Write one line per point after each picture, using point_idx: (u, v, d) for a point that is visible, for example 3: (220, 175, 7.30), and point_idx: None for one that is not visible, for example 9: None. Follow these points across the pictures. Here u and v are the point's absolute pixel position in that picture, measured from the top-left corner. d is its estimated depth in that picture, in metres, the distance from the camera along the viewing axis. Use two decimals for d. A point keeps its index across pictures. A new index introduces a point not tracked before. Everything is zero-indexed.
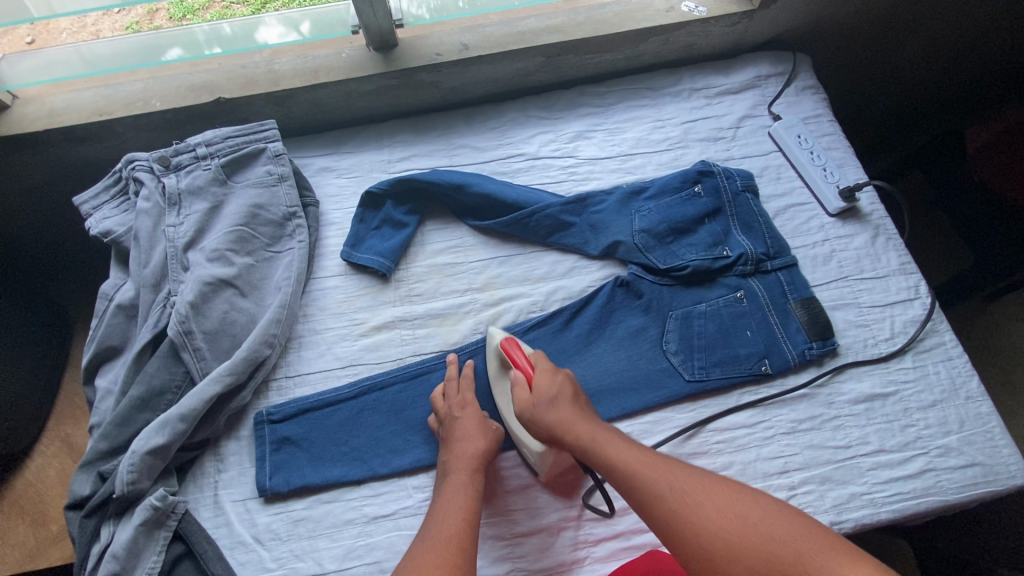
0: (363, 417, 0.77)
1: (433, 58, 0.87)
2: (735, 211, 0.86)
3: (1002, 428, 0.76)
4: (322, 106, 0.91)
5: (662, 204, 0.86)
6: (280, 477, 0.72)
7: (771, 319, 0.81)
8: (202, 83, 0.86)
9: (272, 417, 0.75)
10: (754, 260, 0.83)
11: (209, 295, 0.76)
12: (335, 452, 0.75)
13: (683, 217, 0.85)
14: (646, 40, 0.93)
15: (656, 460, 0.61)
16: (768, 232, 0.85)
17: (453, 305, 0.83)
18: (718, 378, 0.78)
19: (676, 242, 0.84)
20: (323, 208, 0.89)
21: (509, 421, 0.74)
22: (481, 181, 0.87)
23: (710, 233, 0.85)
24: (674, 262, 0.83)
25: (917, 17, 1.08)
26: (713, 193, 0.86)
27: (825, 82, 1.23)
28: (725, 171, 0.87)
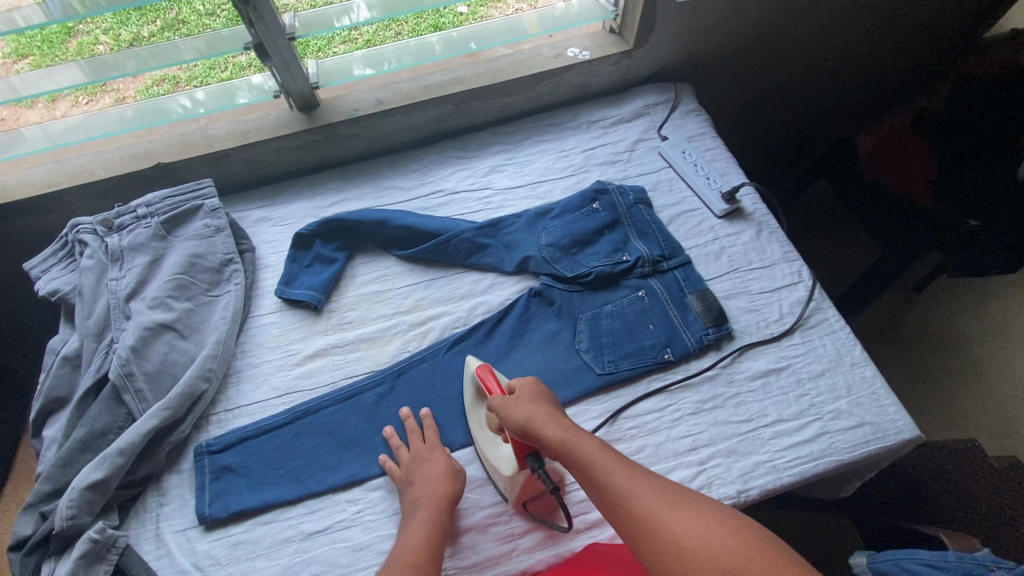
0: (299, 439, 0.81)
1: (351, 113, 0.99)
2: (630, 221, 0.96)
3: (888, 389, 0.83)
4: (256, 163, 1.01)
5: (566, 220, 0.96)
6: (219, 504, 0.76)
7: (670, 312, 0.89)
8: (143, 152, 0.96)
9: (211, 448, 0.80)
10: (651, 262, 0.93)
11: (149, 339, 0.82)
12: (273, 475, 0.79)
13: (584, 230, 0.95)
14: (541, 83, 1.06)
15: (640, 474, 0.62)
16: (662, 236, 0.95)
17: (382, 328, 0.90)
18: (627, 369, 0.85)
19: (579, 253, 0.93)
20: (260, 253, 0.97)
21: (483, 440, 0.78)
22: (400, 215, 0.96)
23: (610, 242, 0.95)
24: (579, 270, 0.92)
25: (788, 56, 1.23)
26: (610, 207, 0.97)
27: (720, 123, 1.39)
28: (618, 187, 0.98)
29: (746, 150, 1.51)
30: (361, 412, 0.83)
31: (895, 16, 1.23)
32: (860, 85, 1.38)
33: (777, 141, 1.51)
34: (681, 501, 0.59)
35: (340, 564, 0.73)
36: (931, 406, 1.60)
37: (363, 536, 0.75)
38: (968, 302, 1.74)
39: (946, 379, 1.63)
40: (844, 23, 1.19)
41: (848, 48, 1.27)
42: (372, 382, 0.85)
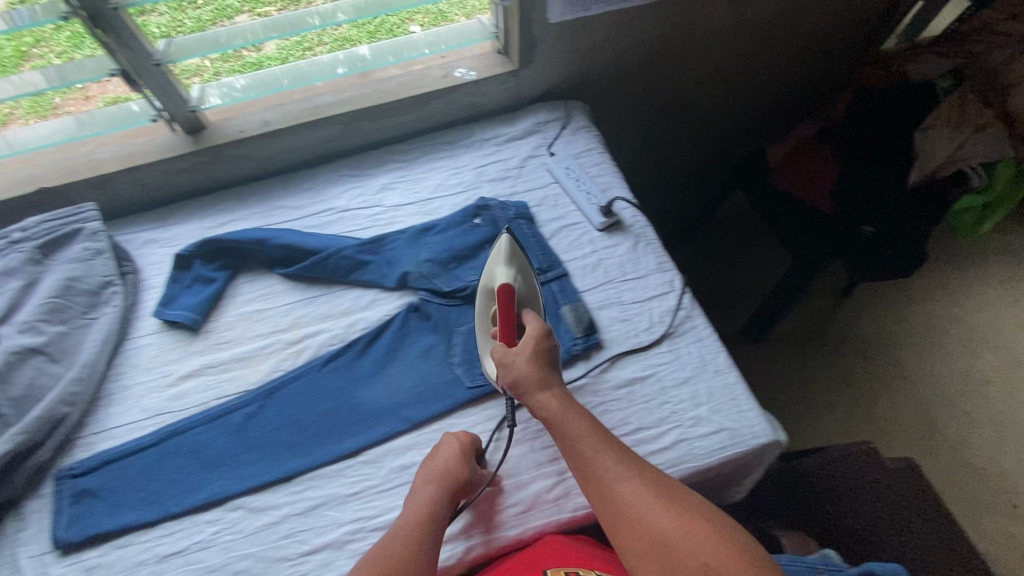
0: (164, 460, 0.81)
1: (236, 134, 1.01)
2: (511, 236, 0.99)
3: (749, 394, 0.85)
4: (144, 186, 1.02)
5: (447, 236, 0.98)
6: (75, 528, 0.76)
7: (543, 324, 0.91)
8: (26, 177, 0.97)
9: (73, 472, 0.80)
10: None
11: (15, 364, 0.82)
12: (134, 497, 0.79)
13: (464, 245, 0.96)
14: (431, 102, 1.08)
15: (629, 461, 0.68)
16: (540, 250, 0.98)
17: (258, 347, 0.90)
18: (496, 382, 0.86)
19: (458, 267, 0.95)
20: (144, 275, 0.98)
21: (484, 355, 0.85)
22: (282, 234, 0.97)
23: (490, 256, 0.96)
24: (456, 284, 0.93)
25: (683, 73, 1.25)
26: (491, 223, 0.99)
27: (628, 144, 1.40)
28: (500, 203, 1.01)
29: (664, 169, 1.54)
30: (228, 431, 0.83)
31: (787, 35, 1.28)
32: (762, 100, 1.43)
33: (693, 158, 1.54)
34: (668, 492, 0.64)
35: None
36: (858, 409, 1.60)
37: (217, 557, 0.75)
38: (893, 305, 1.76)
39: (873, 381, 1.64)
40: (734, 38, 1.22)
41: (746, 67, 1.31)
42: (242, 402, 0.85)
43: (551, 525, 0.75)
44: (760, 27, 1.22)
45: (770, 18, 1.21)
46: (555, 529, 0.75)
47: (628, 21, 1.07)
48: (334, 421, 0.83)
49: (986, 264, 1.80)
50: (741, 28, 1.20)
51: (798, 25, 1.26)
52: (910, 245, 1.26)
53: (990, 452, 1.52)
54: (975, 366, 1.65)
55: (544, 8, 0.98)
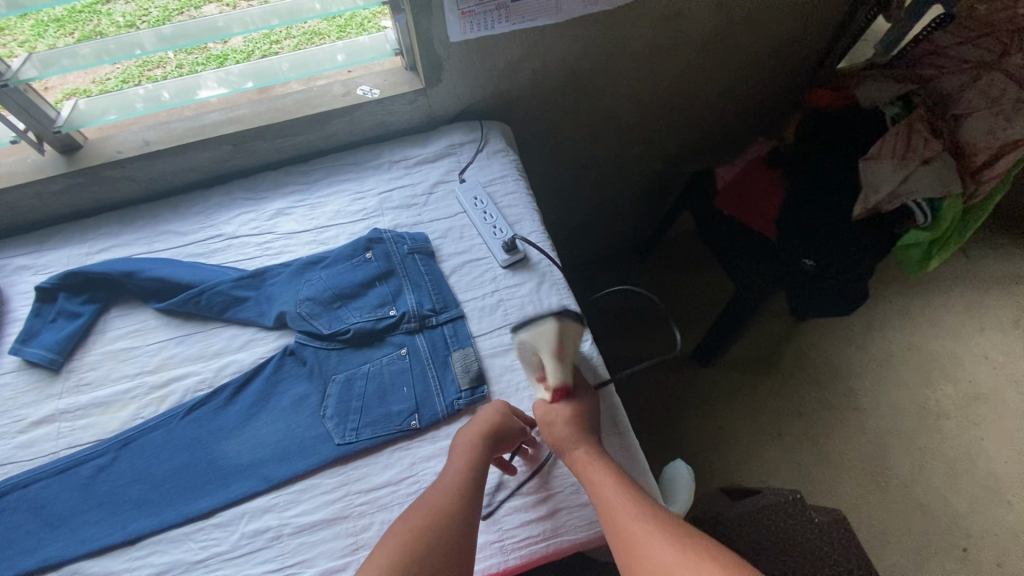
0: (2, 517, 0.75)
1: (114, 155, 0.93)
2: (405, 272, 0.91)
3: (640, 459, 0.79)
4: (16, 208, 0.95)
5: (334, 271, 0.91)
6: None
7: (429, 372, 0.84)
8: None
9: None
10: (417, 317, 0.87)
11: None
12: None
13: (351, 282, 0.90)
14: (331, 121, 1.01)
15: (646, 507, 0.66)
16: (435, 288, 0.91)
17: (119, 391, 0.84)
18: (368, 438, 0.79)
19: (342, 307, 0.88)
20: (10, 306, 0.91)
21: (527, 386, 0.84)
22: (158, 266, 0.90)
23: (379, 295, 0.89)
24: (337, 326, 0.86)
25: (613, 93, 1.17)
26: (384, 257, 0.92)
27: (564, 165, 1.32)
28: (395, 236, 0.94)
29: (610, 189, 1.46)
30: (74, 486, 0.77)
31: (732, 52, 1.19)
32: (711, 118, 1.35)
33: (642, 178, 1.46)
34: (683, 537, 0.62)
35: None
36: (805, 443, 1.52)
37: None
38: (852, 330, 1.68)
39: (823, 414, 1.56)
40: (666, 59, 1.14)
41: (689, 84, 1.23)
42: (93, 454, 0.79)
43: None
44: (700, 46, 1.14)
45: (707, 37, 1.13)
46: None
47: (544, 39, 0.99)
48: (189, 477, 0.77)
49: (951, 291, 1.72)
50: (674, 49, 1.12)
51: (742, 42, 1.18)
52: (852, 284, 1.19)
53: (943, 492, 1.44)
54: (932, 399, 1.56)
55: (443, 26, 0.90)
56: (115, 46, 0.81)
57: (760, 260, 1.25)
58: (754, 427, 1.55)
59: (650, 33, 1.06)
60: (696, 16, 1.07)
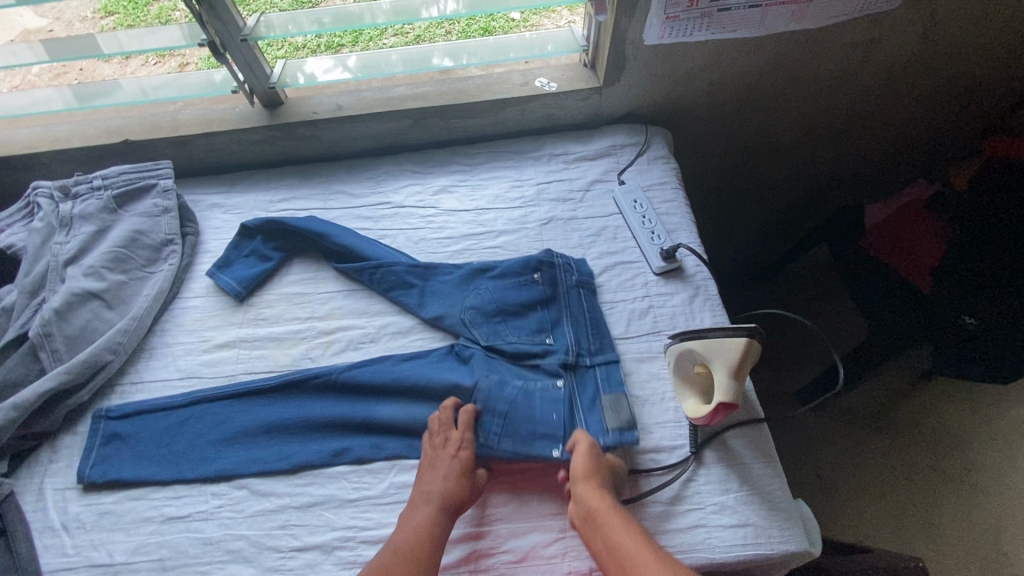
0: (188, 426, 0.84)
1: (310, 115, 1.01)
2: (566, 302, 0.91)
3: (786, 492, 0.77)
4: (218, 151, 1.05)
5: (500, 285, 0.93)
6: (98, 469, 0.80)
7: (576, 413, 0.82)
8: (116, 127, 1.02)
9: (109, 414, 0.84)
10: (573, 354, 0.85)
11: (75, 305, 0.88)
12: (155, 453, 0.82)
13: (514, 301, 0.91)
14: (506, 109, 1.04)
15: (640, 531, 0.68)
16: (593, 324, 0.89)
17: (291, 331, 0.91)
18: (509, 449, 0.78)
19: (503, 323, 0.90)
20: (203, 238, 1.01)
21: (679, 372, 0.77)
22: (344, 233, 0.98)
23: (539, 320, 0.90)
24: (496, 341, 0.88)
25: (781, 114, 1.14)
26: (549, 282, 0.92)
27: (708, 179, 1.31)
28: (565, 263, 0.93)
29: (742, 211, 1.42)
30: (250, 413, 0.85)
31: (914, 89, 1.13)
32: (872, 151, 1.28)
33: (779, 206, 1.41)
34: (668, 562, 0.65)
35: (188, 553, 0.75)
36: (912, 510, 1.40)
37: (215, 532, 0.77)
38: (984, 400, 1.55)
39: (938, 485, 1.43)
40: (844, 87, 1.10)
41: (857, 116, 1.18)
42: (266, 386, 0.86)
43: None
44: (881, 78, 1.09)
45: (895, 69, 1.08)
46: None
47: (732, 51, 0.98)
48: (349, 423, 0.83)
49: None
50: (855, 77, 1.08)
51: (929, 78, 1.11)
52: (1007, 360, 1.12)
53: None
54: None
55: (641, 28, 0.92)
56: (305, 18, 0.91)
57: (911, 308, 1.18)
58: (856, 483, 1.46)
59: (840, 57, 1.03)
60: (887, 46, 1.03)
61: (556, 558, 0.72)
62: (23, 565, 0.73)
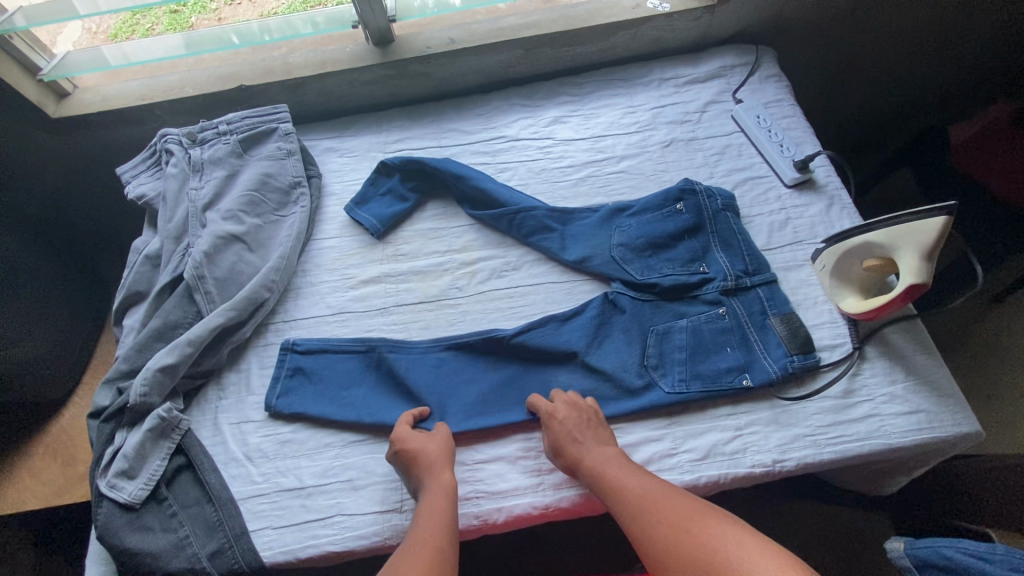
0: (370, 373, 0.85)
1: (424, 50, 1.00)
2: (714, 229, 0.89)
3: (951, 380, 0.79)
4: (329, 94, 1.04)
5: (644, 220, 0.91)
6: (286, 399, 0.82)
7: (750, 337, 0.82)
8: (227, 74, 1.01)
9: (296, 347, 0.85)
10: (732, 277, 0.85)
11: (221, 247, 0.89)
12: (336, 385, 0.83)
13: (662, 233, 0.89)
14: (616, 34, 1.04)
15: (634, 473, 0.69)
16: (747, 250, 0.87)
17: (434, 264, 0.92)
18: (699, 391, 0.78)
19: (653, 256, 0.88)
20: (325, 181, 1.01)
21: (845, 267, 0.79)
22: (481, 176, 0.96)
23: (689, 249, 0.88)
24: (651, 276, 0.86)
25: (882, 22, 1.16)
26: (695, 210, 0.90)
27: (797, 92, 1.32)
28: (707, 189, 0.91)
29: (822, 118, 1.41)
30: (440, 363, 0.84)
31: None
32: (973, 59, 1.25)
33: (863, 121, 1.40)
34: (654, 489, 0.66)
35: (376, 473, 0.77)
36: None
37: None
38: None
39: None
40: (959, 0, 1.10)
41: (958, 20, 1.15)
42: (438, 343, 0.85)
43: (725, 476, 0.74)
44: None
45: None
46: (733, 480, 0.74)
47: None
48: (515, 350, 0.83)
49: None
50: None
51: None
52: None
53: None
54: None
55: None
56: None
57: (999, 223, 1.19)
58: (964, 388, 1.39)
59: None
60: None
61: (739, 451, 0.75)
62: (216, 493, 0.75)
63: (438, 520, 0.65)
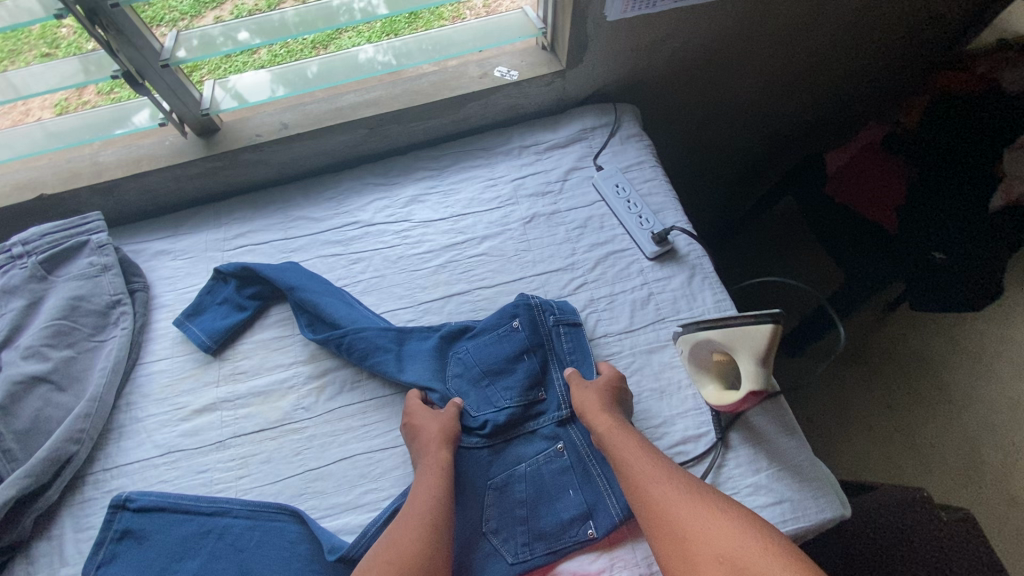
0: (208, 540, 0.73)
1: (253, 138, 0.91)
2: (553, 347, 0.84)
3: (813, 459, 0.77)
4: (153, 192, 0.93)
5: (480, 343, 0.84)
6: (106, 570, 0.71)
7: (592, 472, 0.75)
8: (29, 180, 0.89)
9: (130, 504, 0.74)
10: (569, 404, 0.80)
11: (21, 394, 0.77)
12: (166, 545, 0.73)
13: (498, 357, 0.82)
14: (467, 105, 0.97)
15: (653, 460, 0.68)
16: (587, 368, 0.82)
17: (276, 380, 0.84)
18: (543, 555, 0.70)
19: (490, 385, 0.82)
20: (155, 292, 0.91)
21: (695, 359, 0.76)
22: (310, 287, 0.87)
23: (528, 372, 0.81)
24: (485, 411, 0.79)
25: (744, 75, 1.14)
26: (531, 327, 0.84)
27: (677, 138, 1.28)
28: (543, 304, 0.85)
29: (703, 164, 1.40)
30: (279, 542, 0.73)
31: (868, 28, 1.12)
32: (833, 94, 1.28)
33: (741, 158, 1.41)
34: (671, 477, 0.65)
35: None
36: (939, 420, 1.37)
37: None
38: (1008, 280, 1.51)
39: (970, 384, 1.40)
40: (827, 51, 1.15)
41: (815, 62, 1.17)
42: (282, 477, 0.78)
43: None
44: (837, 22, 1.08)
45: (853, 12, 1.07)
46: None
47: (694, 17, 0.94)
48: (359, 553, 0.70)
49: None
50: (841, 37, 1.12)
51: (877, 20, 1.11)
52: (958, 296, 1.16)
53: None
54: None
55: (604, 3, 0.85)
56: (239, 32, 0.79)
57: (875, 250, 1.19)
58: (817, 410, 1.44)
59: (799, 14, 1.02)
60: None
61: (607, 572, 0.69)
62: None
63: (428, 495, 0.69)
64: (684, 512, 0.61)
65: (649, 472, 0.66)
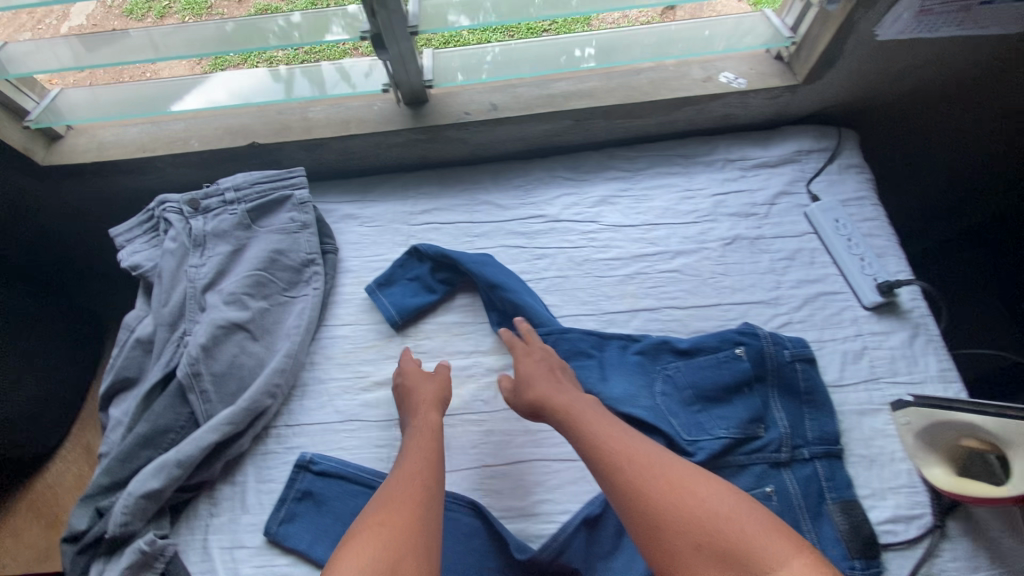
0: None
1: (461, 115, 0.88)
2: (777, 382, 0.76)
3: None
4: (351, 154, 0.92)
5: (695, 363, 0.78)
6: (289, 527, 0.72)
7: (802, 526, 0.68)
8: (238, 126, 0.90)
9: (313, 466, 0.76)
10: (789, 447, 0.72)
11: (221, 338, 0.78)
12: (344, 514, 0.73)
13: (717, 384, 0.76)
14: (681, 109, 0.91)
15: (621, 436, 0.65)
16: (811, 412, 0.75)
17: (456, 367, 0.82)
18: None
19: (703, 412, 0.75)
20: (342, 255, 0.91)
21: (927, 439, 0.72)
22: (513, 283, 0.85)
23: (747, 406, 0.75)
24: (700, 437, 0.73)
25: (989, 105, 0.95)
26: (756, 359, 0.77)
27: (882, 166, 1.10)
28: (773, 336, 0.78)
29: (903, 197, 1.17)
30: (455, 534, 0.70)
31: None
32: None
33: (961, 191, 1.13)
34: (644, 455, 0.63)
35: None
36: None
37: None
38: None
39: None
40: None
41: None
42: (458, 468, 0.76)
43: None
44: None
45: None
46: None
47: (966, 48, 0.84)
48: (548, 555, 0.67)
49: None
50: None
51: None
52: None
53: None
54: None
55: (880, 19, 0.77)
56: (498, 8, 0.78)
57: None
58: None
59: None
60: None
61: None
62: None
63: (417, 468, 0.65)
64: (668, 489, 0.58)
65: (626, 452, 0.63)
